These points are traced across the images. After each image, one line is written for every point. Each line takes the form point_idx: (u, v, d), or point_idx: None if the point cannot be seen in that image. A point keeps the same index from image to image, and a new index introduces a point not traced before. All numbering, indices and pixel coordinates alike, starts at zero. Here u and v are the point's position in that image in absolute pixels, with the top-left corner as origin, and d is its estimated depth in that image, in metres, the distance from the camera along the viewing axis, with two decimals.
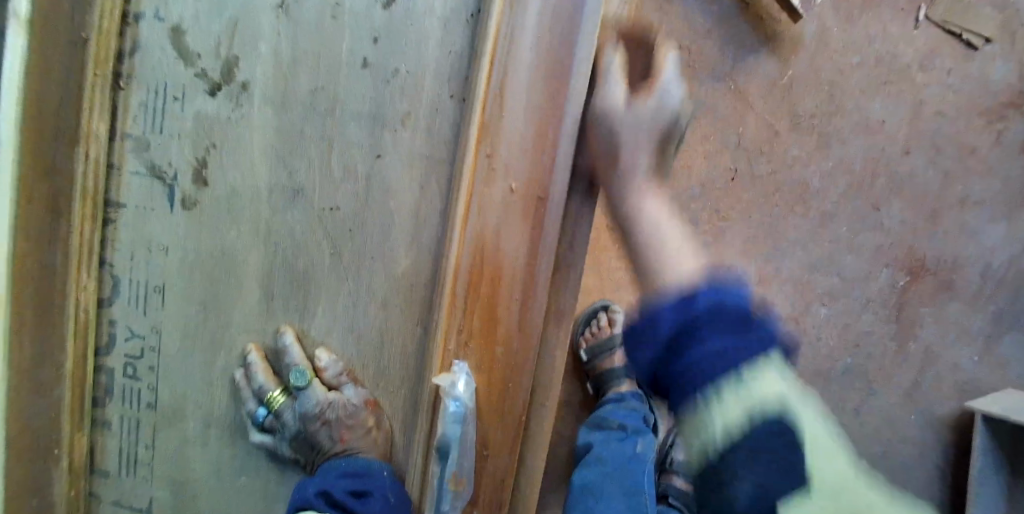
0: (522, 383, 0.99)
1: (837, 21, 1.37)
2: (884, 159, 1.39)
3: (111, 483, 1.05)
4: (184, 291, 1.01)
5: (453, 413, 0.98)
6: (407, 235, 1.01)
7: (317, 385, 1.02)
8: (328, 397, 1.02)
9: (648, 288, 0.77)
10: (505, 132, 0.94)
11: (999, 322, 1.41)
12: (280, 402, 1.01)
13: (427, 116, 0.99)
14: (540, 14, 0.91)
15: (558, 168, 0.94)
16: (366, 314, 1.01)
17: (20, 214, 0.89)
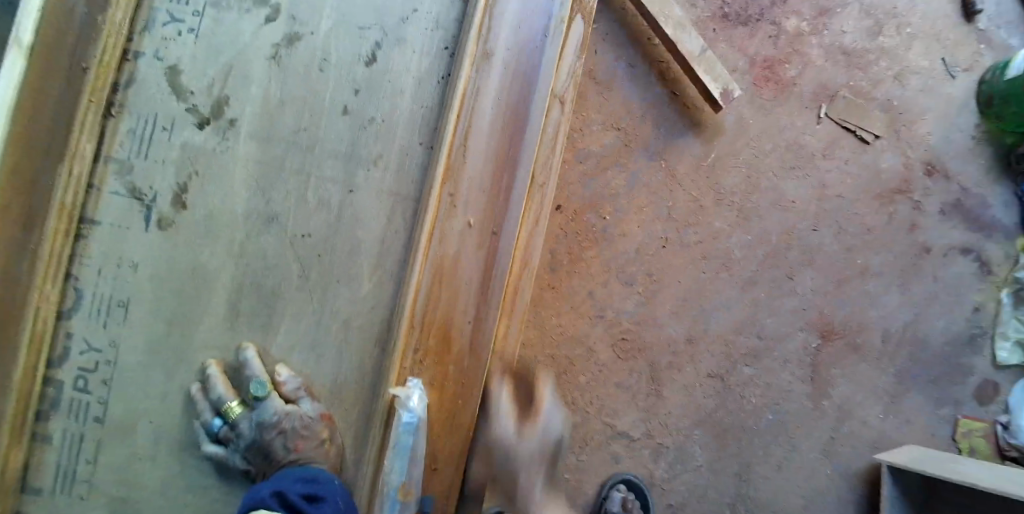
0: (471, 398, 1.09)
1: (752, 113, 1.60)
2: (796, 234, 1.59)
3: (39, 507, 1.03)
4: (149, 308, 1.06)
5: (406, 422, 1.04)
6: (372, 261, 1.10)
7: (275, 395, 1.05)
8: (281, 409, 1.04)
9: (517, 438, 1.15)
10: (465, 174, 1.09)
11: (901, 381, 1.57)
12: (236, 412, 1.04)
13: (399, 156, 1.12)
14: (501, 76, 1.11)
15: (511, 206, 1.11)
16: (330, 354, 1.09)
17: None
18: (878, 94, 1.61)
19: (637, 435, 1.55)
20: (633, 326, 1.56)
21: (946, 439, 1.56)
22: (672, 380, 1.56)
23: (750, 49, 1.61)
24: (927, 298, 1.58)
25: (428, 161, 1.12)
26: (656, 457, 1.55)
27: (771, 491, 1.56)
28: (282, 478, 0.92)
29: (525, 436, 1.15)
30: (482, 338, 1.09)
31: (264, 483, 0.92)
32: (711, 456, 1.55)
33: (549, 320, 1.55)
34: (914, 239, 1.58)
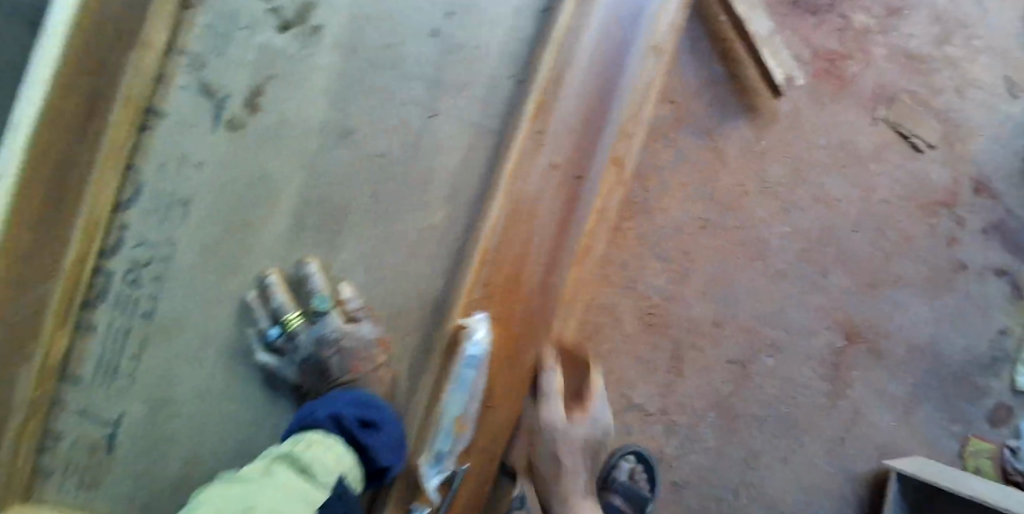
0: (537, 339, 1.10)
1: (808, 105, 1.57)
2: (834, 233, 1.57)
3: (78, 395, 0.98)
4: (206, 212, 1.02)
5: (469, 356, 1.01)
6: (444, 194, 1.06)
7: (337, 313, 1.03)
8: (337, 328, 1.02)
9: (539, 420, 1.13)
10: (557, 111, 1.06)
11: (916, 392, 1.57)
12: (297, 325, 1.01)
13: (484, 89, 1.08)
14: (603, 17, 1.08)
15: (598, 155, 1.09)
16: (392, 286, 1.05)
17: (54, 102, 0.86)
18: (939, 103, 1.57)
19: (652, 409, 1.57)
20: (663, 302, 1.56)
21: (952, 453, 1.57)
22: (693, 360, 1.57)
23: (814, 41, 1.56)
24: (954, 313, 1.58)
25: (514, 104, 1.08)
26: (667, 434, 1.57)
27: (776, 482, 1.57)
28: (334, 400, 0.94)
29: (547, 418, 1.12)
30: (552, 281, 1.08)
31: (320, 401, 0.93)
32: (720, 440, 1.57)
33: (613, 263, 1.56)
34: (951, 254, 1.58)
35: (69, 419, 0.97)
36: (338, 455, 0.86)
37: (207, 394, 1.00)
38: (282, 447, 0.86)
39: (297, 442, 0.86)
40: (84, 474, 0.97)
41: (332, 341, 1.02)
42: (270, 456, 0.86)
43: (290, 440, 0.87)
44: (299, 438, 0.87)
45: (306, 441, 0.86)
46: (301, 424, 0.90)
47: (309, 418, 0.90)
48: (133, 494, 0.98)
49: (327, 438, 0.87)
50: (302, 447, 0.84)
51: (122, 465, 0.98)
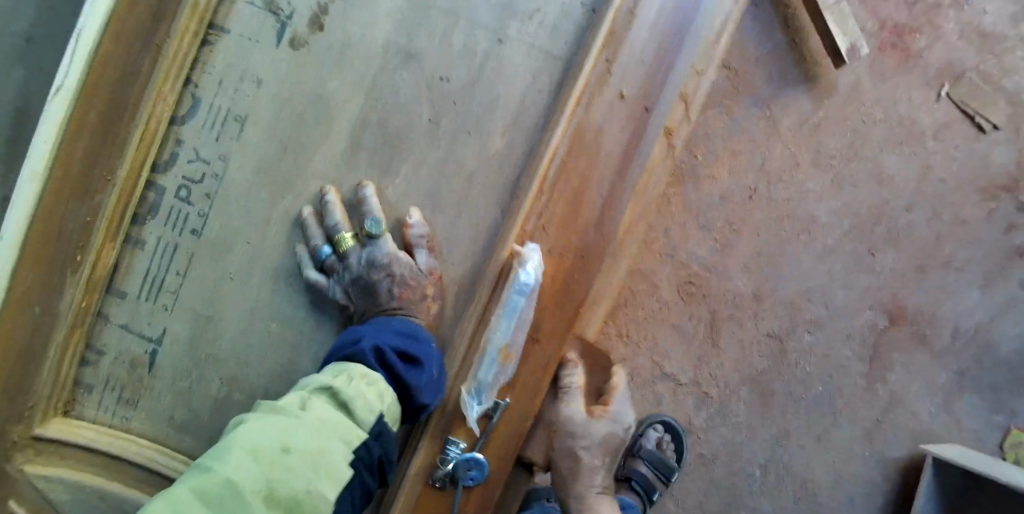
0: (591, 271, 0.99)
1: (870, 77, 1.51)
2: (887, 210, 1.52)
3: (122, 313, 0.97)
4: (265, 127, 0.97)
5: (521, 283, 0.95)
6: (506, 117, 0.99)
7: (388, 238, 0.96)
8: (393, 253, 0.95)
9: None
10: (629, 45, 0.97)
11: (960, 381, 1.53)
12: (348, 245, 0.95)
13: (556, 14, 0.99)
14: None
15: (667, 90, 0.98)
16: (450, 219, 1.00)
17: (120, 19, 0.89)
18: (1010, 82, 1.49)
19: (684, 380, 1.54)
20: (704, 271, 1.53)
21: (992, 446, 1.52)
22: (730, 332, 1.53)
23: (882, 10, 1.50)
24: (1006, 301, 1.52)
25: (590, 24, 0.99)
26: (697, 405, 1.55)
27: (806, 462, 1.54)
28: (376, 330, 0.91)
29: None
30: (607, 232, 0.99)
31: (367, 330, 0.90)
32: (751, 414, 1.54)
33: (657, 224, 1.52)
34: (1008, 240, 1.52)
35: (112, 335, 0.96)
36: (382, 399, 0.83)
37: (261, 317, 0.97)
38: (325, 376, 0.83)
39: (341, 375, 0.83)
40: (121, 392, 0.96)
41: (377, 265, 0.94)
42: (310, 383, 0.83)
43: (334, 372, 0.83)
44: (343, 370, 0.84)
45: (351, 378, 0.82)
46: (346, 353, 0.87)
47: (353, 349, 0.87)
48: (173, 413, 0.96)
49: (372, 377, 0.84)
50: (347, 387, 0.81)
51: (159, 389, 0.96)
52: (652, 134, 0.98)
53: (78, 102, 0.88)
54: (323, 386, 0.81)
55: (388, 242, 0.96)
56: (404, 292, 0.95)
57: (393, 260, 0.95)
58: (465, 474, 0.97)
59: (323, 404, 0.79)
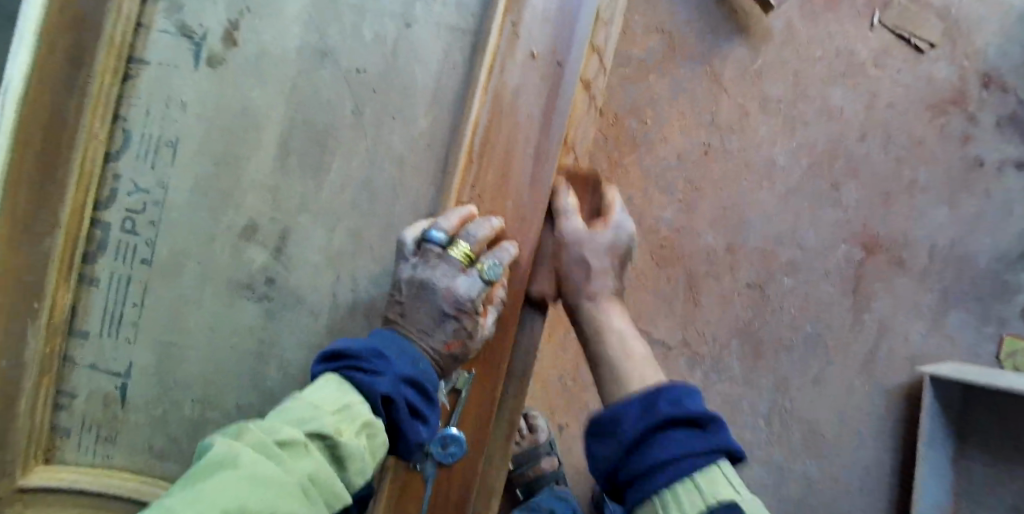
0: (529, 236, 0.92)
1: (802, 18, 1.53)
2: (841, 144, 1.53)
3: (88, 355, 0.90)
4: (197, 145, 0.90)
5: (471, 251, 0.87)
6: (428, 93, 0.89)
7: (457, 251, 0.82)
8: (454, 271, 0.82)
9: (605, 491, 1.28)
10: (531, 2, 0.89)
11: (945, 299, 1.52)
12: (455, 253, 0.82)
13: None
14: None
15: (577, 40, 0.90)
16: (383, 221, 0.89)
17: (36, 57, 0.82)
18: (937, 0, 1.52)
19: (672, 344, 1.55)
20: (672, 233, 1.54)
21: (989, 358, 1.51)
22: (710, 288, 1.54)
23: None
24: (976, 213, 1.52)
25: None
26: (691, 367, 1.55)
27: (807, 406, 1.54)
28: (403, 358, 0.78)
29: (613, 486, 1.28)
30: (540, 193, 0.91)
31: (391, 347, 0.78)
32: (746, 367, 1.54)
33: (604, 188, 1.54)
34: (965, 152, 1.52)
35: (81, 377, 0.90)
36: (375, 457, 0.72)
37: (224, 347, 0.89)
38: (325, 411, 0.69)
39: (343, 415, 0.70)
40: (99, 431, 0.90)
41: (431, 275, 0.82)
42: (306, 406, 0.69)
43: (335, 406, 0.70)
44: (346, 407, 0.70)
45: (355, 424, 0.70)
46: (356, 374, 0.74)
47: (367, 379, 0.73)
48: (150, 439, 0.90)
49: (375, 428, 0.72)
50: (352, 441, 0.68)
51: (135, 424, 0.90)
52: (568, 85, 0.90)
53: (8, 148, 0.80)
54: (321, 431, 0.67)
55: (452, 260, 0.82)
56: (449, 337, 0.83)
57: (450, 287, 0.81)
58: (443, 455, 0.93)
59: (312, 462, 0.65)
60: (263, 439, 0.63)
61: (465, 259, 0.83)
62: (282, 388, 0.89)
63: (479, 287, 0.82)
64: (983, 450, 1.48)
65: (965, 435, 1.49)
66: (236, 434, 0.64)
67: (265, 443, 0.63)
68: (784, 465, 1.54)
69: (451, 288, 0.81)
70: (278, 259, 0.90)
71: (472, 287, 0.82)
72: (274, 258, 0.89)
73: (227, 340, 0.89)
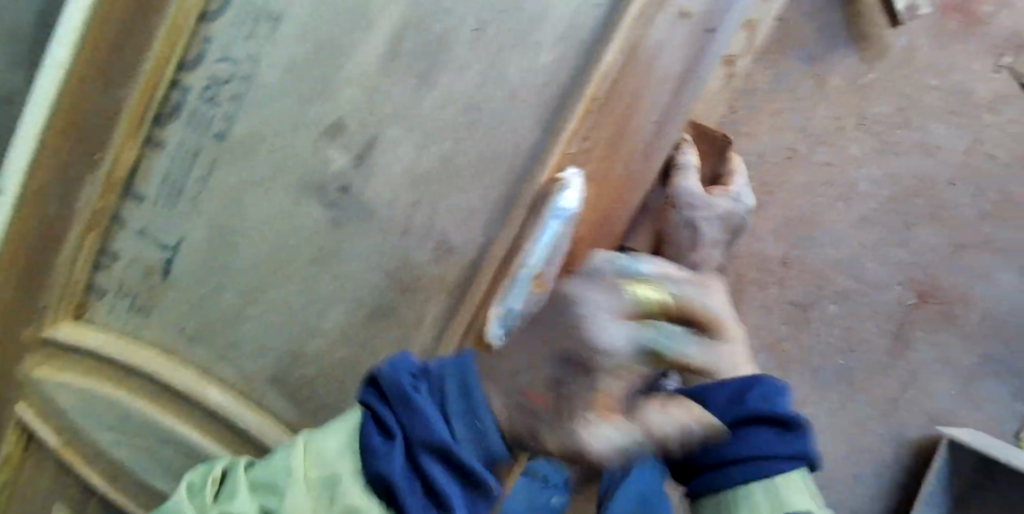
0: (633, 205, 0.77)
1: (927, 40, 1.37)
2: (929, 184, 1.42)
3: (137, 216, 0.85)
4: (299, 29, 0.77)
5: (559, 209, 0.72)
6: (563, 25, 0.73)
7: (632, 289, 0.61)
8: (612, 307, 0.58)
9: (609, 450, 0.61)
10: None
11: (985, 364, 1.47)
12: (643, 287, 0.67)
13: None
14: None
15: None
16: (476, 154, 0.76)
17: None
18: None
19: None
20: (732, 231, 1.47)
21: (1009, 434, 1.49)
22: (753, 296, 1.49)
23: None
24: None
25: None
26: None
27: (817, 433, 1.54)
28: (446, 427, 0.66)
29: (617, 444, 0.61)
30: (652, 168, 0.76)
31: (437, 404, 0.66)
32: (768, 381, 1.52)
33: None
34: None
35: (127, 240, 0.87)
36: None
37: (280, 245, 0.82)
38: (305, 479, 0.67)
39: (329, 484, 0.66)
40: (134, 299, 0.88)
41: (582, 291, 0.59)
42: (288, 468, 0.68)
43: (316, 476, 0.67)
44: (331, 481, 0.66)
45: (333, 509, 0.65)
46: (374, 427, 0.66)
47: (377, 442, 0.65)
48: (183, 323, 0.87)
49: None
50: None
51: (169, 300, 0.87)
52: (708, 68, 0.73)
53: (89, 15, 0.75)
54: (288, 504, 0.66)
55: (622, 293, 0.60)
56: (549, 377, 0.59)
57: (591, 319, 0.57)
58: None
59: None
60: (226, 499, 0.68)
61: (636, 301, 0.60)
62: (333, 296, 0.82)
63: (633, 341, 0.56)
64: None
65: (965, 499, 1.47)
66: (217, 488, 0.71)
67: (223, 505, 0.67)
68: None
69: (592, 323, 0.56)
70: (358, 167, 0.79)
71: (623, 336, 0.56)
72: (353, 165, 0.79)
73: (289, 248, 0.82)
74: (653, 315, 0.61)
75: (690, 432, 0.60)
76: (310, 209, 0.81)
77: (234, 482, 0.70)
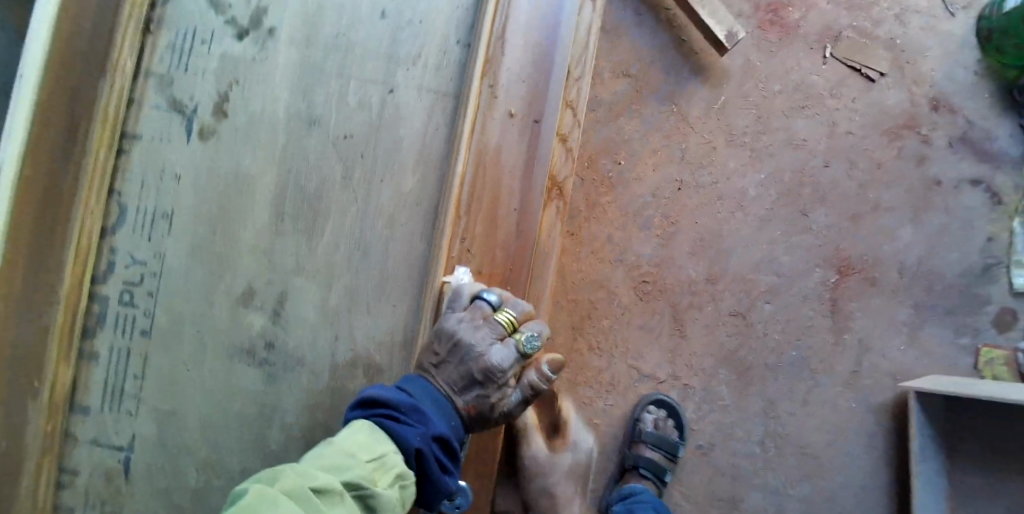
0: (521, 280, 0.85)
1: (759, 56, 1.47)
2: (807, 171, 1.47)
3: (90, 429, 0.88)
4: (190, 216, 0.88)
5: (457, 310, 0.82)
6: (415, 153, 0.87)
7: (501, 317, 0.78)
8: (493, 336, 0.78)
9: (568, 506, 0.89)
10: (507, 62, 0.85)
11: (919, 313, 1.44)
12: (505, 322, 0.78)
13: (436, 56, 0.88)
14: None
15: (551, 89, 0.86)
16: (378, 278, 0.86)
17: (25, 176, 0.80)
18: (882, 32, 1.47)
19: (664, 375, 1.45)
20: (653, 268, 1.46)
21: (966, 367, 1.43)
22: (695, 319, 1.45)
23: None
24: (940, 229, 1.45)
25: (469, 58, 0.88)
26: (683, 397, 1.45)
27: (798, 425, 1.44)
28: (441, 413, 0.75)
29: None
30: (526, 245, 0.85)
31: (424, 396, 0.74)
32: (737, 393, 1.45)
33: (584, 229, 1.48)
34: (923, 173, 1.46)
35: (83, 452, 0.88)
36: (405, 508, 0.69)
37: (222, 410, 0.87)
38: (361, 460, 0.66)
39: (378, 464, 0.67)
40: (101, 506, 0.87)
41: (468, 336, 0.77)
42: (341, 454, 0.66)
43: (371, 455, 0.67)
44: (382, 456, 0.67)
45: (388, 476, 0.67)
46: (393, 427, 0.70)
47: (399, 428, 0.70)
48: (155, 513, 0.87)
49: (408, 477, 0.69)
50: (383, 491, 0.65)
51: (139, 495, 0.87)
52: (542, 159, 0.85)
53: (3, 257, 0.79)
54: (356, 481, 0.64)
55: (495, 324, 0.78)
56: (471, 400, 0.77)
57: (484, 353, 0.76)
58: (449, 506, 0.83)
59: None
60: (298, 485, 0.60)
61: (507, 326, 0.78)
62: (287, 450, 0.86)
63: (514, 358, 0.77)
64: (978, 460, 1.32)
65: (953, 445, 1.33)
66: (272, 479, 0.61)
67: (297, 490, 0.60)
68: (783, 490, 1.43)
69: (485, 355, 0.76)
70: (277, 323, 0.87)
71: (506, 357, 0.77)
72: (273, 321, 0.87)
73: (229, 403, 0.87)
74: (520, 327, 0.80)
75: (551, 373, 0.81)
76: (247, 367, 0.87)
77: (291, 468, 0.62)
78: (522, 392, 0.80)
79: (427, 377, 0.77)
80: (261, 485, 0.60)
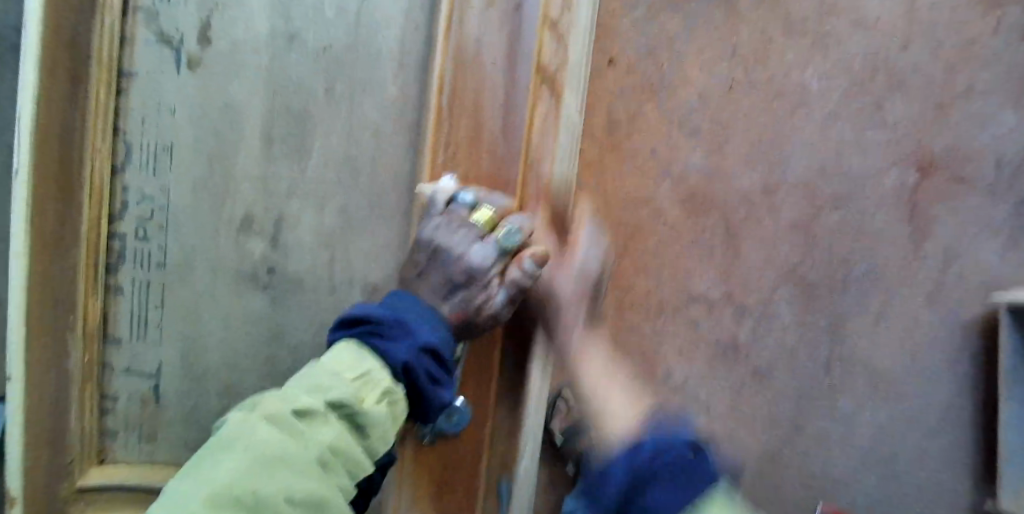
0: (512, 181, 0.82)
1: None
2: (881, 57, 1.25)
3: (124, 357, 0.91)
4: (193, 149, 0.88)
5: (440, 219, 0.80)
6: (395, 62, 0.85)
7: (478, 216, 0.77)
8: (472, 236, 0.77)
9: None
10: None
11: (1022, 210, 1.27)
12: (484, 218, 0.77)
13: None
14: None
15: None
16: (369, 192, 0.87)
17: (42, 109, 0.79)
18: None
19: (716, 296, 1.27)
20: (704, 179, 1.25)
21: None
22: (752, 234, 1.26)
23: None
24: None
25: None
26: (739, 316, 1.27)
27: (870, 346, 1.28)
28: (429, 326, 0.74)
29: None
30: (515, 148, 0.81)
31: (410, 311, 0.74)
32: (799, 315, 1.28)
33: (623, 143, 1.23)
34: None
35: (118, 381, 0.91)
36: (399, 421, 0.70)
37: (239, 335, 0.90)
38: (345, 379, 0.67)
39: (362, 382, 0.68)
40: (142, 429, 0.92)
41: (447, 240, 0.77)
42: (326, 375, 0.68)
43: (355, 373, 0.68)
44: (367, 373, 0.68)
45: (374, 392, 0.68)
46: (378, 342, 0.70)
47: (384, 345, 0.70)
48: (186, 435, 0.93)
49: (397, 393, 0.69)
50: (368, 408, 0.66)
51: (171, 418, 0.92)
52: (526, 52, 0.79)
53: (30, 207, 0.79)
54: (340, 400, 0.66)
55: (472, 224, 0.77)
56: (456, 307, 0.77)
57: (465, 254, 0.77)
58: (448, 425, 0.86)
59: (331, 433, 0.64)
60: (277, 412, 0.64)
61: (486, 224, 0.77)
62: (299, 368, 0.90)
63: (495, 256, 0.77)
64: None
65: None
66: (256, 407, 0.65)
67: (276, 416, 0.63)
68: (853, 417, 1.28)
69: (466, 256, 0.76)
70: (276, 248, 0.88)
71: (487, 255, 0.77)
72: (272, 246, 0.88)
73: (241, 328, 0.90)
74: (501, 222, 0.78)
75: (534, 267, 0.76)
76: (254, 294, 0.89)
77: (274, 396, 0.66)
78: (508, 294, 0.77)
79: (413, 290, 0.78)
80: (244, 414, 0.64)
